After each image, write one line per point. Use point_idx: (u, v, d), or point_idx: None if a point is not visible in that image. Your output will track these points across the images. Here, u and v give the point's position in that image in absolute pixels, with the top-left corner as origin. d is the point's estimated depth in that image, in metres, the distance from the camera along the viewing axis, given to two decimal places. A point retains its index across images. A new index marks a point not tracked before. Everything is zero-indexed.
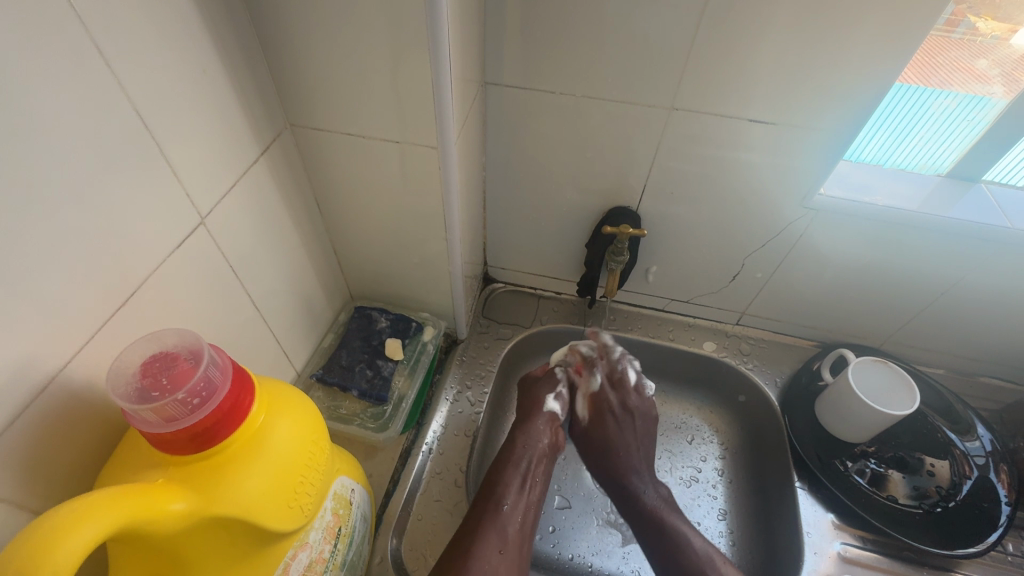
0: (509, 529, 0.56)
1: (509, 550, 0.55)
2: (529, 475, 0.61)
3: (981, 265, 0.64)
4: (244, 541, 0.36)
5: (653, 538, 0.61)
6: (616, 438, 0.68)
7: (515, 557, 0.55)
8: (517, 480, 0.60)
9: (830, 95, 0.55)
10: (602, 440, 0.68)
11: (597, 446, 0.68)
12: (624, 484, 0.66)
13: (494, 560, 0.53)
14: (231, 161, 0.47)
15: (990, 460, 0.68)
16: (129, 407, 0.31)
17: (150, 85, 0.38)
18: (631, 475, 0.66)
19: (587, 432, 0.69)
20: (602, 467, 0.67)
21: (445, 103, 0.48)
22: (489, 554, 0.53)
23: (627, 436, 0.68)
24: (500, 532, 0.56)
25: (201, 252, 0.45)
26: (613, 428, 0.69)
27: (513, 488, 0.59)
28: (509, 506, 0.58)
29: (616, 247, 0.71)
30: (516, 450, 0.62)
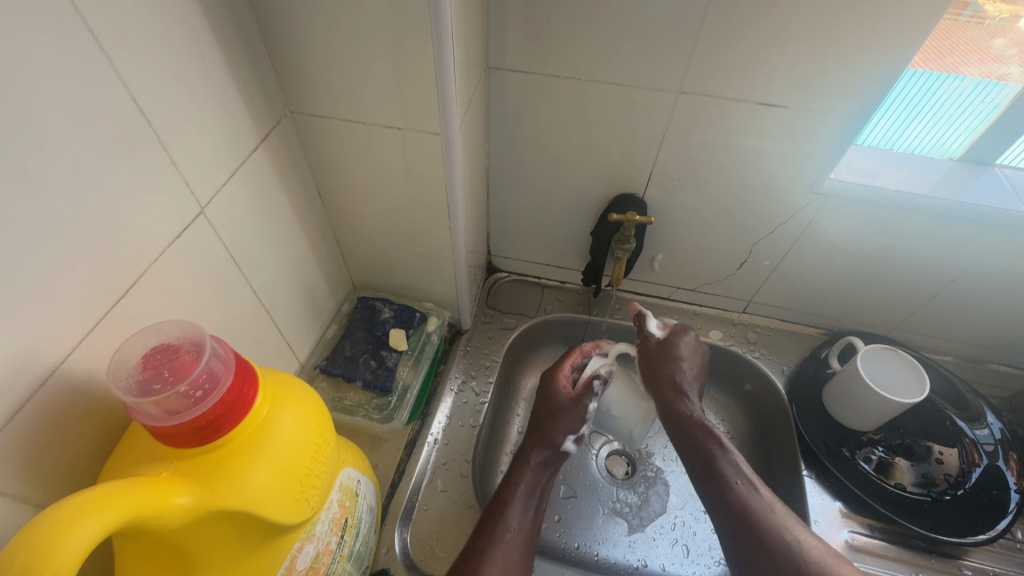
0: (511, 548, 0.52)
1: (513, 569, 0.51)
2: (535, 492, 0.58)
3: (995, 251, 0.63)
4: (250, 534, 0.35)
5: (697, 453, 0.56)
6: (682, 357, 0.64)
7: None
8: (522, 497, 0.56)
9: (845, 77, 0.53)
10: (671, 353, 0.64)
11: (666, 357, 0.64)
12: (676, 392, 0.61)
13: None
14: (231, 149, 0.46)
15: (1000, 447, 0.67)
16: (131, 400, 0.30)
17: (145, 70, 0.36)
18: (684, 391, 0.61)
19: (653, 351, 0.65)
20: (660, 376, 0.63)
21: (449, 88, 0.47)
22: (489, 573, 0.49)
23: (695, 358, 0.65)
24: (505, 554, 0.51)
25: (201, 243, 0.44)
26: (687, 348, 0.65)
27: (517, 504, 0.56)
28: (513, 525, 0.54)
29: (622, 235, 0.70)
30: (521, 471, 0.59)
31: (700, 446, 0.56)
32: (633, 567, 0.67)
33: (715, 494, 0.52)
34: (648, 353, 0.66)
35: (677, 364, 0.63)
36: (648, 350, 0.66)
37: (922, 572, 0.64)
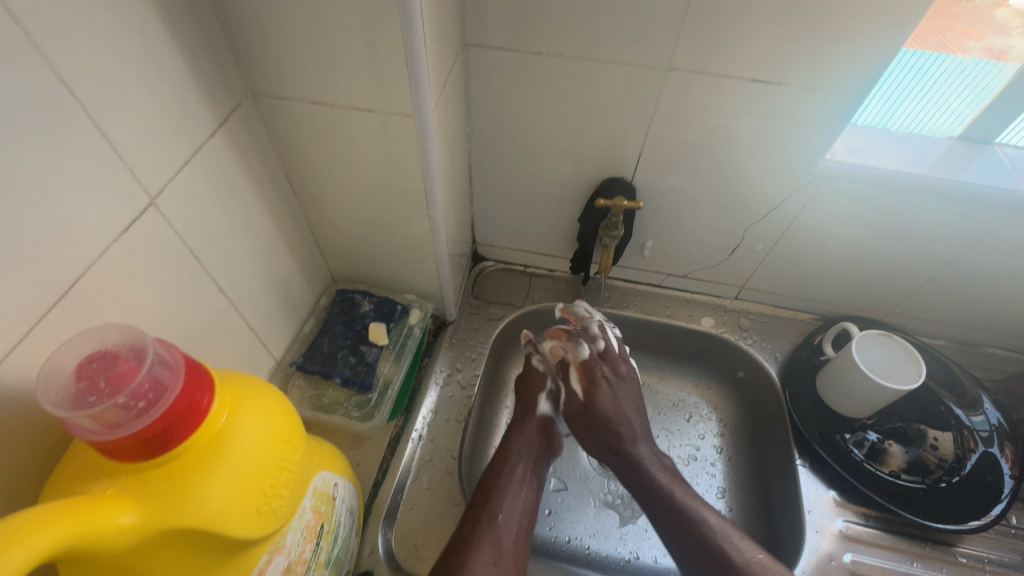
0: (506, 538, 0.54)
1: (506, 560, 0.52)
2: (527, 481, 0.60)
3: (994, 233, 0.61)
4: (210, 550, 0.33)
5: (662, 512, 0.57)
6: (611, 410, 0.63)
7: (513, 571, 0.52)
8: (513, 484, 0.59)
9: (842, 52, 0.50)
10: (601, 412, 0.63)
11: (595, 417, 0.63)
12: (626, 450, 0.62)
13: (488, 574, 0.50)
14: (184, 135, 0.42)
15: (996, 434, 0.66)
16: (65, 416, 0.28)
17: (77, 49, 0.33)
18: (632, 442, 0.62)
19: (584, 413, 0.64)
20: (604, 441, 0.63)
21: (420, 67, 0.44)
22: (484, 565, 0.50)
23: (624, 400, 0.64)
24: (496, 545, 0.53)
25: (153, 236, 0.41)
26: (608, 394, 0.64)
27: (514, 497, 0.57)
28: (505, 512, 0.56)
29: (610, 221, 0.67)
30: (516, 465, 0.60)
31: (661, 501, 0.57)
32: (625, 560, 0.66)
33: (681, 541, 0.54)
34: (579, 416, 0.65)
35: (610, 421, 0.63)
36: (574, 412, 0.65)
37: (917, 560, 0.63)
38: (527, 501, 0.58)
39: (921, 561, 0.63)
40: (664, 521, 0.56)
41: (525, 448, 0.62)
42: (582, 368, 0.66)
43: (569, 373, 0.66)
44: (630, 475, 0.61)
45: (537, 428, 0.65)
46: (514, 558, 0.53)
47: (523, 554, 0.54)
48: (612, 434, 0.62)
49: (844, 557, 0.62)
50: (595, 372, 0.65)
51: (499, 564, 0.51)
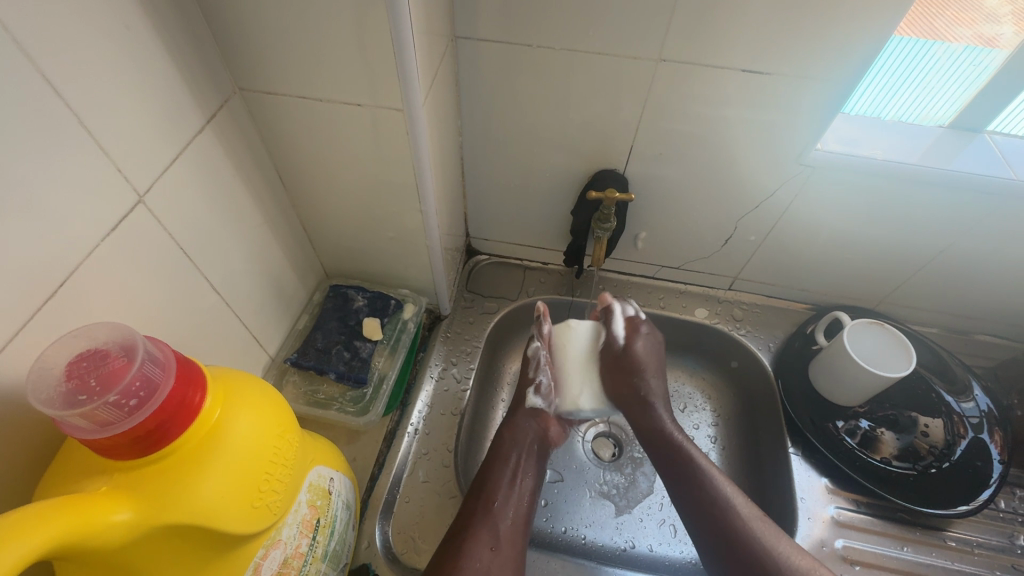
0: (502, 525, 0.55)
1: (503, 545, 0.54)
2: (520, 470, 0.60)
3: (984, 221, 0.61)
4: (205, 545, 0.33)
5: (673, 464, 0.59)
6: (644, 357, 0.65)
7: (511, 555, 0.54)
8: (507, 477, 0.59)
9: (833, 41, 0.50)
10: (637, 360, 0.65)
11: (626, 365, 0.65)
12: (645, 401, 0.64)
13: (486, 559, 0.52)
14: (171, 132, 0.42)
15: (986, 420, 0.67)
16: (56, 414, 0.28)
17: (61, 46, 0.32)
18: (652, 399, 0.64)
19: (618, 359, 0.66)
20: (629, 388, 0.64)
21: (408, 60, 0.43)
22: (481, 551, 0.52)
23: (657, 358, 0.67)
24: (493, 529, 0.54)
25: (143, 233, 0.41)
26: (642, 350, 0.66)
27: (510, 485, 0.58)
28: (501, 501, 0.57)
29: (602, 213, 0.67)
30: (511, 454, 0.61)
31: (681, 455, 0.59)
32: (620, 549, 0.67)
33: (688, 496, 0.56)
34: (615, 359, 0.66)
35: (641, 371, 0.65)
36: (610, 356, 0.67)
37: (907, 545, 0.64)
38: (526, 490, 0.59)
39: (910, 545, 0.64)
40: (670, 472, 0.59)
41: (522, 441, 0.62)
42: (631, 321, 0.69)
43: (614, 318, 0.68)
44: (642, 422, 0.63)
45: (530, 419, 0.64)
46: (512, 542, 0.55)
47: (523, 537, 0.56)
48: (636, 387, 0.64)
49: (835, 543, 0.63)
50: (639, 328, 0.68)
51: (495, 549, 0.53)
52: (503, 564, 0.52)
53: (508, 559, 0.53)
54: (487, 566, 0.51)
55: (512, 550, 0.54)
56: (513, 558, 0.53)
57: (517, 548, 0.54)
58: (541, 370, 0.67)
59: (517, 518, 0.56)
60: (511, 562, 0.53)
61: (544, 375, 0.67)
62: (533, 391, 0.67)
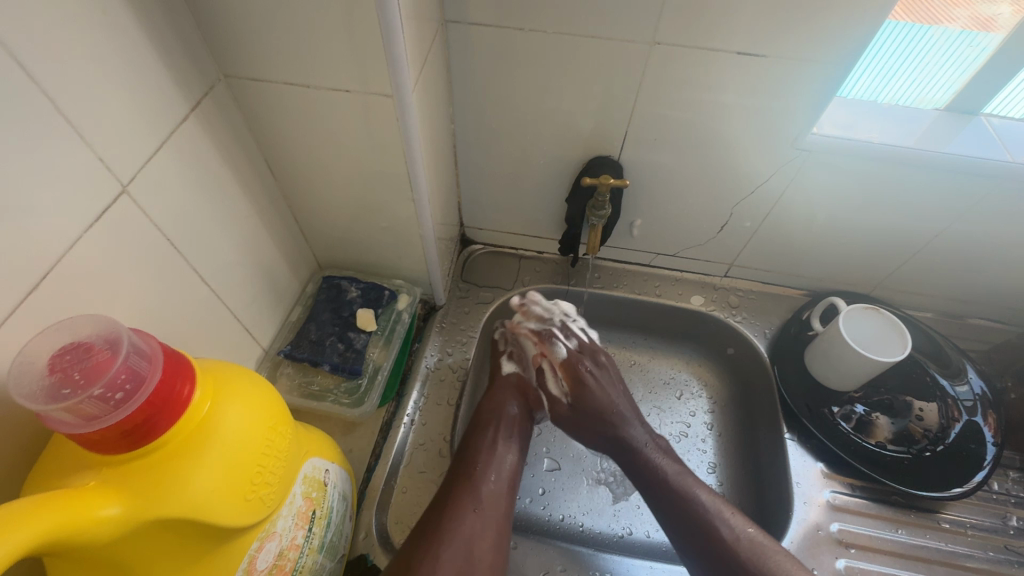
0: (485, 490, 0.55)
1: (485, 509, 0.54)
2: (500, 438, 0.61)
3: (979, 204, 0.61)
4: (197, 539, 0.33)
5: (652, 487, 0.58)
6: (597, 396, 0.65)
7: (494, 518, 0.54)
8: (489, 442, 0.60)
9: (831, 22, 0.49)
10: (589, 401, 0.64)
11: (585, 410, 0.64)
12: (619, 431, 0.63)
13: (468, 520, 0.52)
14: (154, 120, 0.41)
15: (979, 403, 0.67)
16: (40, 409, 0.27)
17: (35, 31, 0.31)
18: (625, 426, 0.63)
19: (576, 407, 0.65)
20: (597, 429, 0.64)
21: (397, 45, 0.42)
22: (464, 514, 0.52)
23: (609, 393, 0.65)
24: (475, 493, 0.55)
25: (129, 224, 0.40)
26: (593, 386, 0.65)
27: (493, 454, 0.59)
28: (482, 468, 0.57)
29: (597, 200, 0.66)
30: (491, 427, 0.61)
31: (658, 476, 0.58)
32: (618, 536, 0.67)
33: (676, 519, 0.55)
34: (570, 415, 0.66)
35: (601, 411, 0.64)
36: (564, 414, 0.66)
37: (902, 528, 0.64)
38: (509, 458, 0.60)
39: (904, 527, 0.64)
40: (652, 490, 0.58)
41: (503, 414, 0.63)
42: (567, 365, 0.67)
43: (549, 373, 0.68)
44: (621, 457, 0.62)
45: (510, 387, 0.67)
46: (496, 507, 0.55)
47: (507, 504, 0.56)
48: (602, 424, 0.63)
49: (831, 527, 0.64)
50: (577, 367, 0.67)
51: (478, 511, 0.53)
52: (486, 527, 0.52)
53: (492, 524, 0.53)
54: (471, 528, 0.51)
55: (497, 514, 0.54)
56: (496, 521, 0.53)
57: (500, 510, 0.55)
58: (510, 343, 0.72)
59: (501, 485, 0.57)
60: (495, 522, 0.53)
61: (514, 345, 0.71)
62: (506, 359, 0.70)
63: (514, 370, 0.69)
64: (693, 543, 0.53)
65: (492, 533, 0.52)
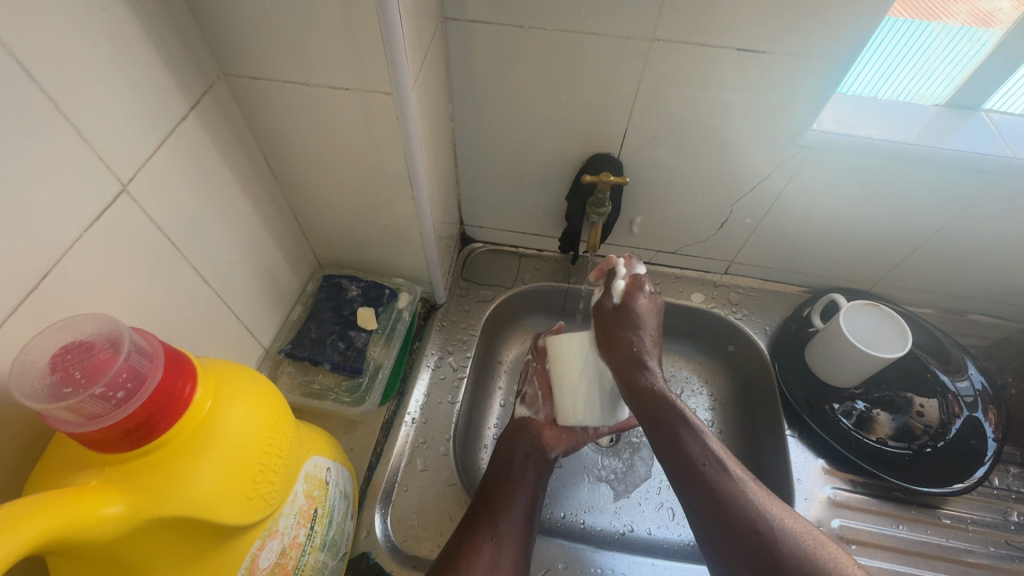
0: (502, 519, 0.55)
1: (505, 540, 0.54)
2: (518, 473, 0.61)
3: (979, 200, 0.61)
4: (199, 537, 0.33)
5: (659, 422, 0.55)
6: (642, 314, 0.61)
7: (514, 549, 0.54)
8: (506, 477, 0.60)
9: (832, 16, 0.49)
10: (632, 315, 0.61)
11: (624, 321, 0.61)
12: (638, 359, 0.59)
13: (486, 550, 0.52)
14: (153, 119, 0.41)
15: (979, 399, 0.68)
16: (42, 408, 0.27)
17: (35, 31, 0.31)
18: (644, 355, 0.59)
19: (617, 313, 0.62)
20: (622, 345, 0.60)
21: (396, 43, 0.42)
22: (483, 544, 0.53)
23: (656, 319, 0.62)
24: (493, 524, 0.55)
25: (129, 223, 0.40)
26: (647, 310, 0.62)
27: (510, 489, 0.59)
28: (500, 500, 0.58)
29: (597, 197, 0.66)
30: (506, 467, 0.62)
31: (669, 407, 0.55)
32: (619, 533, 0.67)
33: (677, 461, 0.52)
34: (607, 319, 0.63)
35: (637, 327, 0.61)
36: (605, 312, 0.63)
37: (903, 523, 0.64)
38: (526, 493, 0.60)
39: (905, 523, 0.64)
40: (656, 431, 0.55)
41: (515, 452, 0.63)
42: (631, 278, 0.64)
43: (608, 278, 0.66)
44: (633, 380, 0.58)
45: (522, 430, 0.66)
46: (514, 536, 0.55)
47: (524, 533, 0.56)
48: (629, 343, 0.60)
49: (832, 522, 0.64)
50: (641, 285, 0.63)
51: (497, 541, 0.53)
52: (504, 558, 0.52)
53: (509, 555, 0.53)
54: (490, 558, 0.52)
55: (514, 545, 0.54)
56: (514, 552, 0.54)
57: (519, 539, 0.55)
58: (527, 382, 0.71)
59: (519, 514, 0.57)
60: (512, 553, 0.53)
61: (530, 385, 0.70)
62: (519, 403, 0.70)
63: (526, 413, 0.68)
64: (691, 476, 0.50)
65: (509, 562, 0.52)
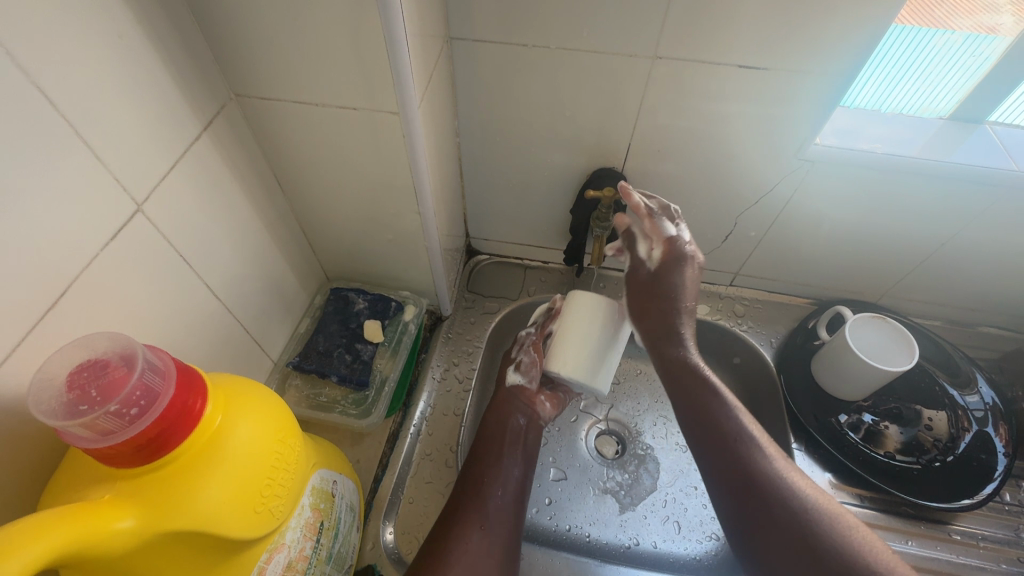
0: (491, 504, 0.55)
1: (493, 526, 0.53)
2: (509, 447, 0.61)
3: (984, 213, 0.61)
4: (207, 550, 0.34)
5: (684, 391, 0.55)
6: (680, 283, 0.57)
7: (502, 536, 0.53)
8: (495, 452, 0.60)
9: (831, 34, 0.49)
10: (669, 283, 0.57)
11: (660, 291, 0.58)
12: (671, 330, 0.57)
13: (475, 538, 0.51)
14: (168, 140, 0.42)
15: (990, 414, 0.67)
16: (58, 425, 0.28)
17: (57, 61, 0.33)
18: (675, 326, 0.57)
19: (652, 281, 0.58)
20: (651, 312, 0.58)
21: (402, 63, 0.43)
22: (470, 529, 0.52)
23: (694, 287, 0.58)
24: (482, 508, 0.54)
25: (143, 241, 0.41)
26: (687, 279, 0.57)
27: (498, 469, 0.58)
28: (488, 482, 0.57)
29: (602, 213, 0.67)
30: (496, 443, 0.61)
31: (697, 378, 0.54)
32: (625, 547, 0.67)
33: (706, 438, 0.52)
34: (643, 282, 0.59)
35: (675, 296, 0.57)
36: (640, 279, 0.59)
37: (912, 539, 0.63)
38: (516, 472, 0.59)
39: (915, 539, 0.63)
40: (683, 401, 0.54)
41: (506, 426, 0.63)
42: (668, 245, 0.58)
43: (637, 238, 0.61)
44: (663, 350, 0.57)
45: (514, 400, 0.65)
46: (503, 521, 0.54)
47: (514, 516, 0.55)
48: (663, 313, 0.57)
49: None
50: (682, 252, 0.58)
51: (484, 527, 0.52)
52: (493, 544, 0.51)
53: (498, 541, 0.52)
54: (476, 545, 0.50)
55: (503, 529, 0.53)
56: (503, 540, 0.52)
57: (507, 525, 0.54)
58: (523, 351, 0.67)
59: (507, 499, 0.56)
60: (500, 539, 0.52)
61: (525, 354, 0.67)
62: (513, 368, 0.67)
63: (519, 382, 0.66)
64: (720, 458, 0.50)
65: (498, 552, 0.51)
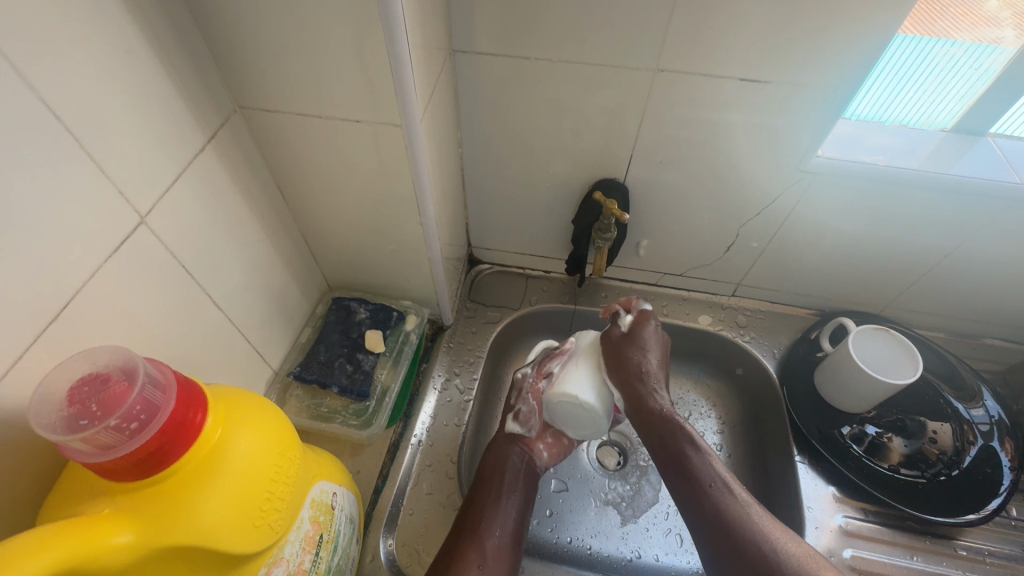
0: (489, 544, 0.55)
1: (490, 565, 0.54)
2: (504, 494, 0.59)
3: (986, 226, 0.61)
4: (206, 564, 0.33)
5: (666, 443, 0.57)
6: (649, 343, 0.63)
7: (498, 573, 0.53)
8: (492, 496, 0.59)
9: (831, 48, 0.50)
10: (640, 340, 0.63)
11: (633, 346, 0.63)
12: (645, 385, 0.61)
13: None
14: (172, 152, 0.43)
15: (995, 428, 0.66)
16: (58, 439, 0.28)
17: (62, 75, 0.33)
18: (651, 383, 0.61)
19: (624, 338, 0.63)
20: (626, 364, 0.62)
21: (405, 76, 0.44)
22: (469, 571, 0.52)
23: (660, 345, 0.64)
24: (480, 549, 0.54)
25: (146, 252, 0.42)
26: (653, 336, 0.63)
27: (495, 509, 0.58)
28: (485, 523, 0.57)
29: (603, 224, 0.68)
30: (493, 484, 0.60)
31: (672, 430, 0.57)
32: (626, 559, 0.66)
33: (689, 484, 0.53)
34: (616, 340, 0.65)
35: (644, 352, 0.62)
36: (613, 337, 0.64)
37: (916, 554, 0.63)
38: (512, 512, 0.59)
39: (921, 555, 0.63)
40: (663, 451, 0.57)
41: (504, 468, 0.62)
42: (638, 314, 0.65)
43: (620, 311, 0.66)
44: (640, 404, 0.60)
45: (511, 445, 0.64)
46: (501, 560, 0.54)
47: (512, 555, 0.56)
48: (637, 366, 0.61)
49: (844, 552, 0.63)
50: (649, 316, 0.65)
51: (483, 567, 0.53)
52: None
53: None
54: None
55: (500, 570, 0.54)
56: None
57: (503, 567, 0.54)
58: (522, 398, 0.66)
59: (506, 538, 0.56)
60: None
61: (524, 402, 0.65)
62: (512, 417, 0.65)
63: (518, 431, 0.65)
64: (694, 505, 0.52)
65: None
